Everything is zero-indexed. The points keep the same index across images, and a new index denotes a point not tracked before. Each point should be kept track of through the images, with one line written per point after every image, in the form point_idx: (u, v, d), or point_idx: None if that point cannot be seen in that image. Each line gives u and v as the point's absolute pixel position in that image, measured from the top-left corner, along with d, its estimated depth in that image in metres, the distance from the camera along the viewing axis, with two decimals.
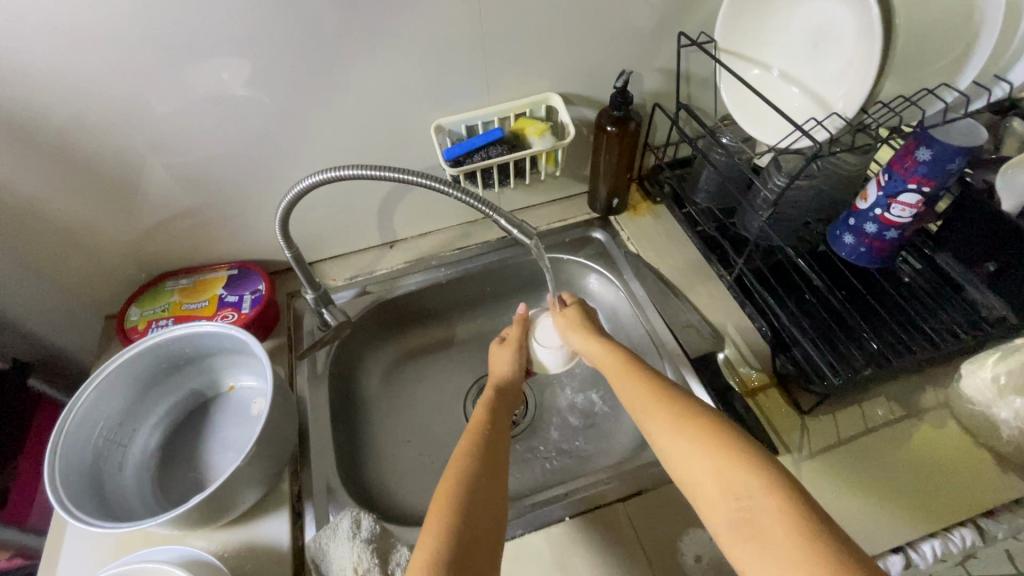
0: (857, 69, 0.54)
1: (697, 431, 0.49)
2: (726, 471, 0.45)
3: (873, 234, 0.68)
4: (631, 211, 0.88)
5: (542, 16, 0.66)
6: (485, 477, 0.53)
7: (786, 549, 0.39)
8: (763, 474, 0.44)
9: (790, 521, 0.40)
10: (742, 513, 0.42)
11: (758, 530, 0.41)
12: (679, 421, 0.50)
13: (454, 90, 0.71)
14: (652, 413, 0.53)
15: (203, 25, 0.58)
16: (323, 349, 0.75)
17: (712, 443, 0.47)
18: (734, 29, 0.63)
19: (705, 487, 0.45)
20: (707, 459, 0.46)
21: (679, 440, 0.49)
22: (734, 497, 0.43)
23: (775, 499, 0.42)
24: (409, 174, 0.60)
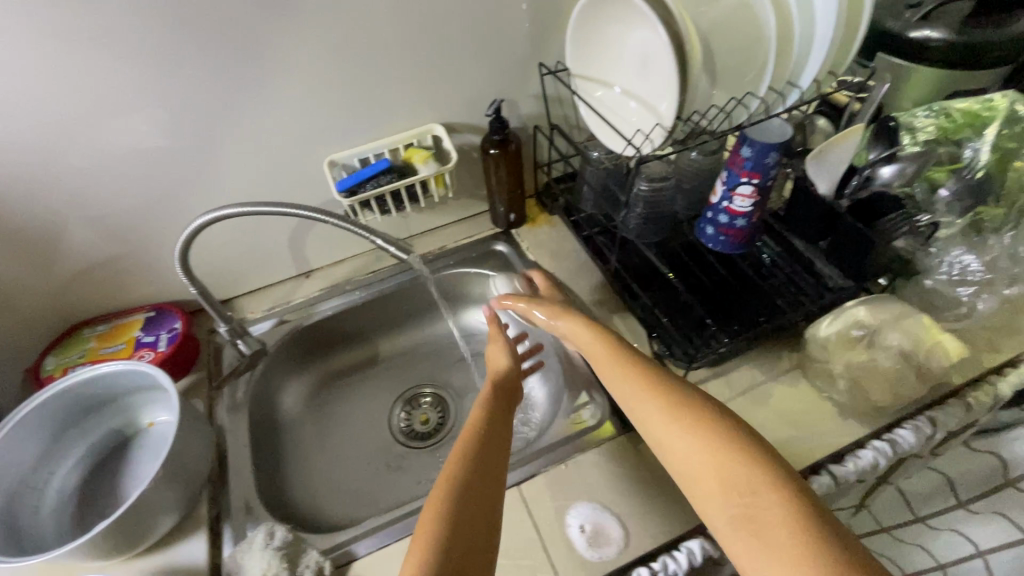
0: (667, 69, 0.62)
1: (700, 426, 0.49)
2: (735, 470, 0.45)
3: (725, 224, 0.77)
4: (530, 223, 0.96)
5: (414, 58, 0.75)
6: (481, 475, 0.51)
7: (791, 548, 0.41)
8: (767, 473, 0.45)
9: (797, 523, 0.42)
10: (743, 509, 0.44)
11: (761, 529, 0.43)
12: (677, 412, 0.50)
13: (344, 127, 0.78)
14: (645, 402, 0.53)
15: (97, 90, 0.64)
16: (241, 378, 0.80)
17: (717, 441, 0.47)
18: (577, 59, 0.72)
19: (705, 481, 0.46)
20: (710, 456, 0.47)
21: (681, 435, 0.49)
22: (736, 493, 0.45)
23: (781, 499, 0.43)
24: (288, 208, 0.66)
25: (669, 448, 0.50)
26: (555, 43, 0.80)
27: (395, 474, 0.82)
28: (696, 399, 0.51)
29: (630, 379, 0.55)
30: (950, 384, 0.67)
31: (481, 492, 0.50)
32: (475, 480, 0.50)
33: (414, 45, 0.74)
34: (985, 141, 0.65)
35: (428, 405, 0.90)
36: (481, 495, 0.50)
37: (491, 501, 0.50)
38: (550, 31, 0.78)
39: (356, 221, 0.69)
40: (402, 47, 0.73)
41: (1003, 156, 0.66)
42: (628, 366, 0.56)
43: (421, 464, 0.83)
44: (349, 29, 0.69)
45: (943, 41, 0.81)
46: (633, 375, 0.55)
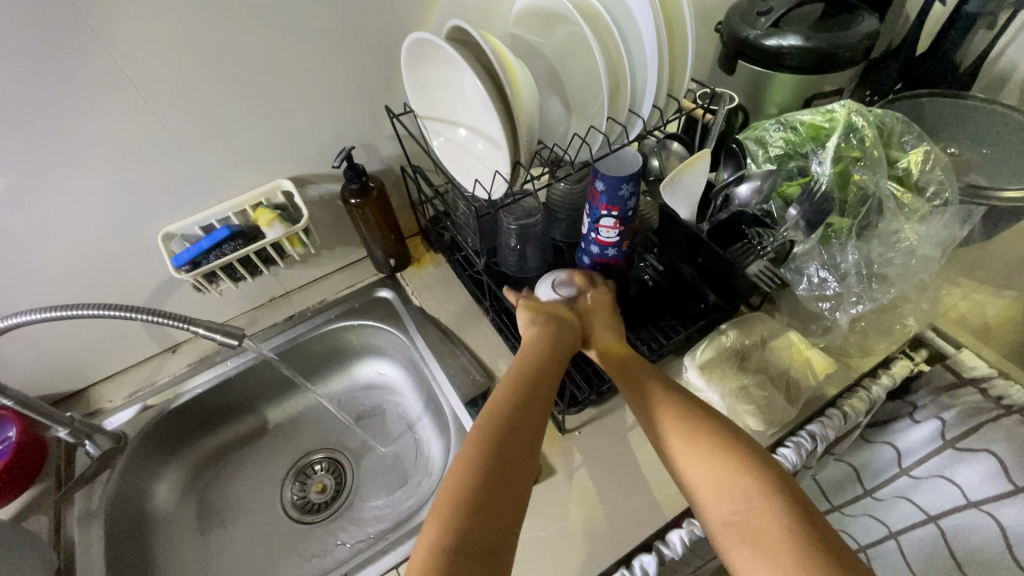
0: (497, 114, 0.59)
1: (698, 432, 0.49)
2: (730, 472, 0.45)
3: (598, 254, 0.75)
4: (414, 265, 0.91)
5: (244, 115, 0.69)
6: (505, 456, 0.47)
7: (778, 552, 0.40)
8: (761, 478, 0.44)
9: (785, 527, 0.41)
10: (741, 515, 0.43)
11: (753, 533, 0.42)
12: (682, 415, 0.51)
13: (178, 194, 0.72)
14: (645, 408, 0.54)
15: None
16: (94, 483, 0.71)
17: (720, 444, 0.47)
18: (417, 101, 0.68)
19: (705, 488, 0.46)
20: (709, 459, 0.47)
21: (686, 440, 0.49)
22: (736, 499, 0.44)
23: (770, 503, 0.43)
24: (87, 309, 0.58)
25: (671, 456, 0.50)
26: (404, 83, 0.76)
27: (286, 557, 0.76)
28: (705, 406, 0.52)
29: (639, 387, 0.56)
30: (825, 396, 0.67)
31: (507, 479, 0.46)
32: (492, 455, 0.47)
33: (240, 102, 0.68)
34: (826, 156, 0.65)
35: (323, 472, 0.85)
36: (508, 483, 0.46)
37: (514, 474, 0.47)
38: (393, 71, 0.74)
39: (168, 310, 0.62)
40: (228, 105, 0.67)
41: (844, 168, 0.65)
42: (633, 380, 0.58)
43: (316, 541, 0.78)
44: (158, 94, 0.62)
45: (794, 48, 0.81)
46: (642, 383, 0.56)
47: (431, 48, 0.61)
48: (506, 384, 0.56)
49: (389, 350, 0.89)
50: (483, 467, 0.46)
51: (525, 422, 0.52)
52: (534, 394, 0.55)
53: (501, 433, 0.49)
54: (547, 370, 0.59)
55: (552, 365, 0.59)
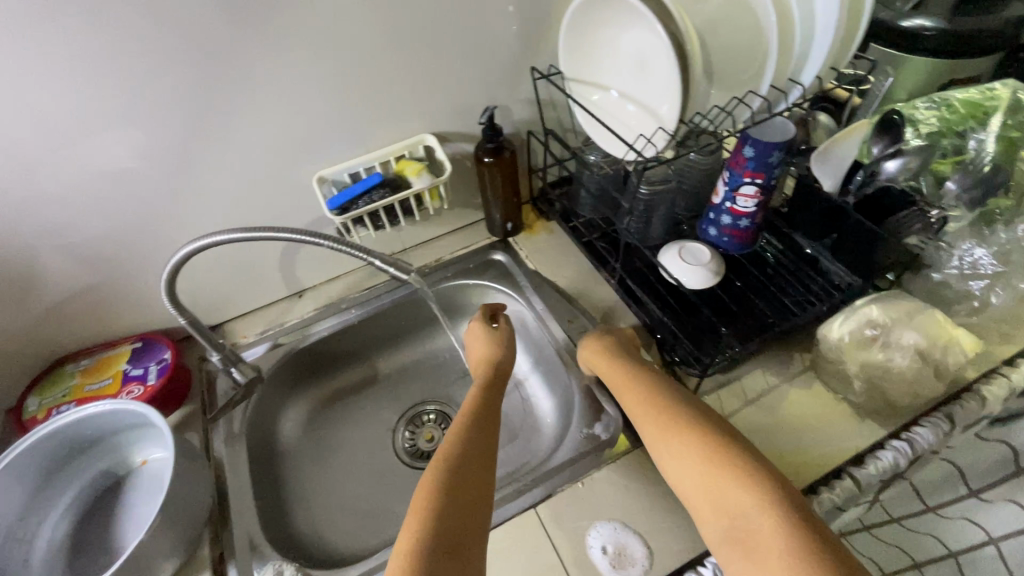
0: (670, 78, 0.61)
1: (692, 445, 0.51)
2: (725, 481, 0.47)
3: (729, 224, 0.76)
4: (527, 231, 0.93)
5: (402, 68, 0.73)
6: (470, 466, 0.52)
7: (776, 561, 0.41)
8: (758, 484, 0.45)
9: (783, 534, 0.42)
10: (737, 529, 0.44)
11: (752, 543, 0.43)
12: (674, 430, 0.53)
13: (332, 142, 0.76)
14: (645, 421, 0.56)
15: (67, 121, 0.61)
16: (238, 407, 0.76)
17: (714, 454, 0.49)
18: (572, 62, 0.69)
19: (702, 502, 0.48)
20: (707, 480, 0.48)
21: (680, 450, 0.51)
22: (731, 512, 0.45)
23: (770, 517, 0.43)
24: (278, 233, 0.63)
25: (671, 467, 0.52)
26: (546, 47, 0.79)
27: (401, 498, 0.79)
28: (700, 414, 0.54)
29: (644, 405, 0.58)
30: (964, 378, 0.66)
31: (472, 485, 0.50)
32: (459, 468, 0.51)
33: (400, 55, 0.71)
34: (991, 132, 0.67)
35: (433, 423, 0.88)
36: (471, 488, 0.50)
37: (475, 484, 0.50)
38: (540, 34, 0.76)
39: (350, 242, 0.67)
40: (390, 57, 0.71)
41: (1009, 145, 0.67)
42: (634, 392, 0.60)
43: None
44: (336, 41, 0.67)
45: (937, 30, 0.80)
46: (641, 396, 0.59)
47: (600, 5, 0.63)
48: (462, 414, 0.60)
49: None
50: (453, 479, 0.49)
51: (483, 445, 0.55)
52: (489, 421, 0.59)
53: (463, 451, 0.53)
54: (491, 403, 0.63)
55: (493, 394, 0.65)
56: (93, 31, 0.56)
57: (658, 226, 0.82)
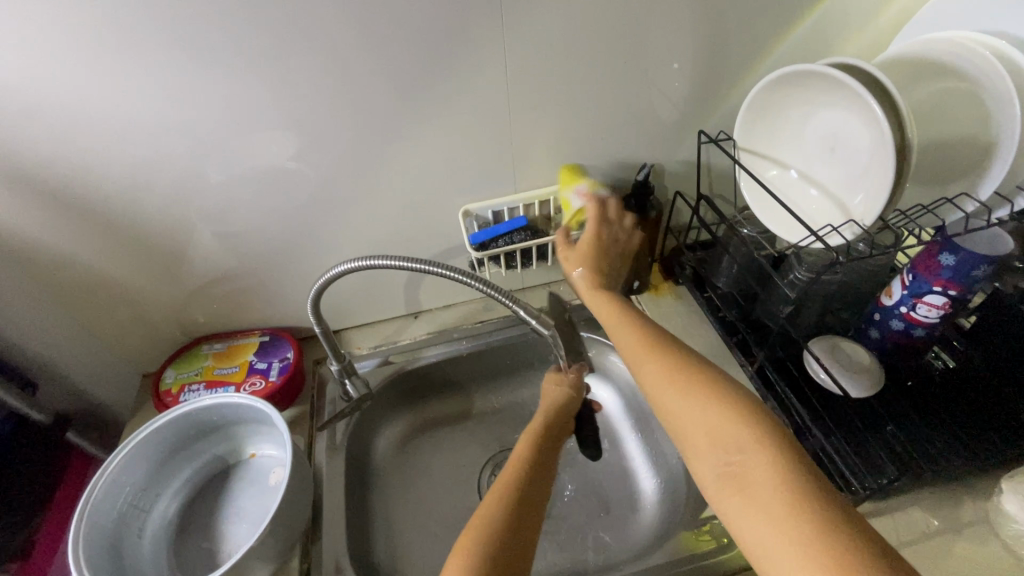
0: (875, 173, 0.56)
1: (690, 384, 0.50)
2: (725, 426, 0.46)
3: (898, 331, 0.67)
4: (652, 290, 0.89)
5: (568, 116, 0.72)
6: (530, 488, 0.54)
7: (771, 502, 0.40)
8: (754, 426, 0.45)
9: (778, 474, 0.41)
10: (732, 467, 0.44)
11: (746, 483, 0.42)
12: (672, 370, 0.53)
13: (484, 178, 0.77)
14: (647, 366, 0.55)
15: (251, 125, 0.64)
16: (343, 420, 0.76)
17: (718, 400, 0.48)
18: (752, 131, 0.65)
19: (697, 440, 0.47)
20: (704, 420, 0.47)
21: (675, 394, 0.51)
22: (726, 451, 0.45)
23: (764, 456, 0.43)
24: (435, 268, 0.60)
25: (665, 412, 0.51)
26: (718, 111, 0.75)
27: None
28: (689, 362, 0.53)
29: (641, 345, 0.57)
30: None
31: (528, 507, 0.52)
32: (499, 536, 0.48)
33: (571, 105, 0.71)
34: None
35: None
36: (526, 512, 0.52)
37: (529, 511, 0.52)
38: (713, 100, 0.74)
39: (498, 286, 0.66)
40: (560, 105, 0.71)
41: None
42: (632, 330, 0.60)
43: None
44: (515, 85, 0.68)
45: None
46: (638, 341, 0.58)
47: (799, 82, 0.59)
48: (508, 471, 0.56)
49: (608, 371, 0.87)
50: (488, 549, 0.47)
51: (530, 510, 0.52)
52: (539, 480, 0.56)
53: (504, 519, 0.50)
54: (542, 459, 0.60)
55: (546, 451, 0.61)
56: (303, 54, 0.60)
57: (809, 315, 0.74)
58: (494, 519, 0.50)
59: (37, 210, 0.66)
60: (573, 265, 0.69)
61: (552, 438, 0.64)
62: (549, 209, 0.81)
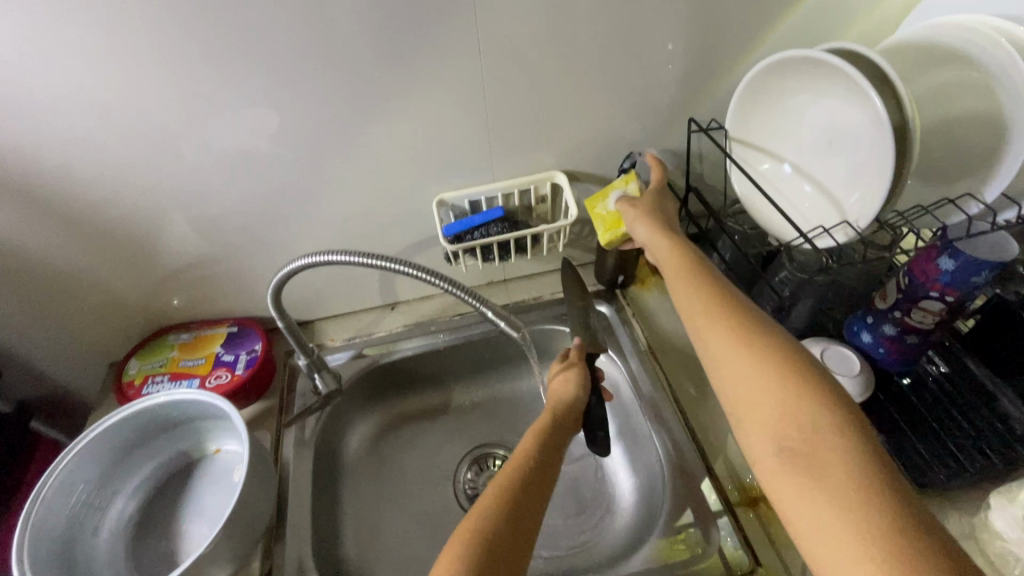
0: (873, 171, 0.52)
1: (759, 352, 0.46)
2: (795, 405, 0.42)
3: (891, 336, 0.64)
4: (638, 284, 0.86)
5: (551, 102, 0.68)
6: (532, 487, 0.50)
7: (838, 490, 0.38)
8: (828, 414, 0.41)
9: (855, 471, 0.38)
10: (797, 448, 0.41)
11: (813, 469, 0.39)
12: (740, 336, 0.47)
13: (461, 165, 0.72)
14: (709, 326, 0.50)
15: (207, 110, 0.60)
16: (312, 415, 0.74)
17: (789, 374, 0.43)
18: (744, 122, 0.61)
19: (761, 412, 0.43)
20: (774, 395, 0.43)
21: (743, 362, 0.46)
22: (795, 429, 0.41)
23: (837, 442, 0.40)
24: (397, 264, 0.56)
25: (727, 378, 0.47)
26: (710, 97, 0.71)
27: None
28: (757, 324, 0.48)
29: (703, 304, 0.51)
30: None
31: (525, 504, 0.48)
32: (503, 532, 0.45)
33: (555, 89, 0.67)
34: None
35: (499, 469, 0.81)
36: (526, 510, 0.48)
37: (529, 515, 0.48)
38: (706, 86, 0.69)
39: (463, 285, 0.64)
40: (542, 90, 0.66)
41: None
42: (689, 287, 0.54)
43: None
44: (490, 68, 0.63)
45: None
46: (703, 300, 0.52)
47: (795, 67, 0.54)
48: (511, 462, 0.53)
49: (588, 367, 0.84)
50: (493, 547, 0.44)
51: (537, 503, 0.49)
52: (545, 471, 0.53)
53: (507, 514, 0.47)
54: (549, 446, 0.56)
55: (555, 441, 0.58)
56: (260, 32, 0.55)
57: (798, 317, 0.71)
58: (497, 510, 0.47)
59: None
60: (630, 219, 0.65)
61: (562, 437, 0.59)
62: (530, 198, 0.77)
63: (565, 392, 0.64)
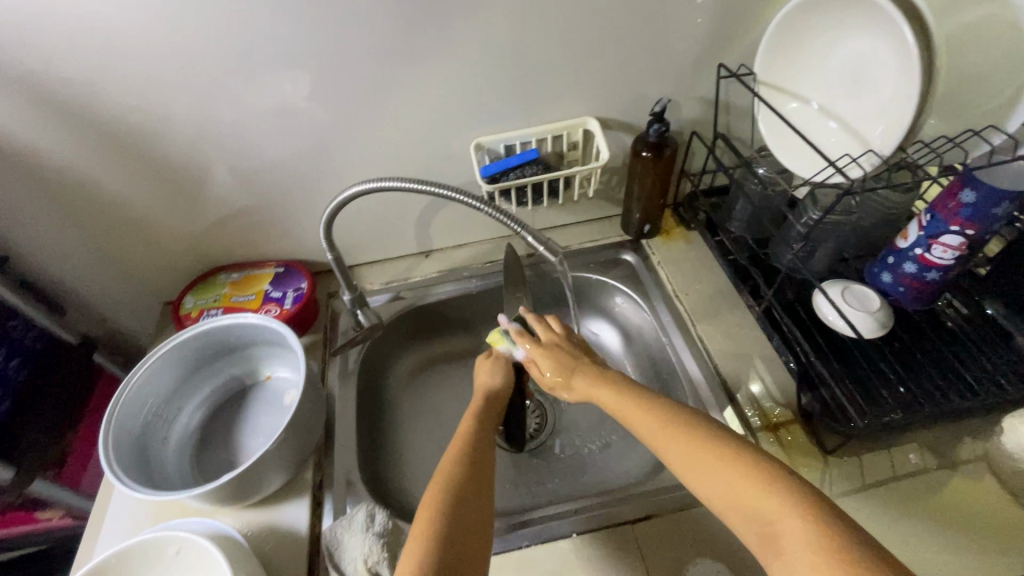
0: (898, 101, 0.54)
1: (695, 439, 0.48)
2: (736, 476, 0.44)
3: (911, 274, 0.66)
4: (664, 235, 0.88)
5: (586, 47, 0.70)
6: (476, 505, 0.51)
7: (799, 545, 0.38)
8: (775, 485, 0.42)
9: (811, 531, 0.38)
10: (755, 521, 0.42)
11: (784, 546, 0.39)
12: (676, 429, 0.50)
13: (497, 112, 0.75)
14: (650, 427, 0.51)
15: (260, 52, 0.63)
16: (355, 348, 0.79)
17: (724, 450, 0.46)
18: (773, 63, 0.64)
19: (716, 497, 0.45)
20: (718, 475, 0.45)
21: (686, 447, 0.48)
22: (746, 506, 0.43)
23: (784, 503, 0.41)
24: (444, 190, 0.60)
25: (678, 466, 0.48)
26: (741, 44, 0.72)
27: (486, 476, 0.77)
28: (688, 414, 0.51)
29: (636, 406, 0.54)
30: None
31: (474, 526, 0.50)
32: (455, 537, 0.48)
33: (590, 34, 0.69)
34: None
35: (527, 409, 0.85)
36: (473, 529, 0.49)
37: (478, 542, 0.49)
38: (738, 31, 0.70)
39: (508, 211, 0.63)
40: (578, 35, 0.69)
41: None
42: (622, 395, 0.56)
43: (514, 470, 0.78)
44: (530, 11, 0.65)
45: None
46: (634, 404, 0.54)
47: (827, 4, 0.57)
48: (451, 452, 0.57)
49: (614, 314, 0.88)
50: (447, 546, 0.47)
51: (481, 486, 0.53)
52: (483, 460, 0.57)
53: (457, 504, 0.50)
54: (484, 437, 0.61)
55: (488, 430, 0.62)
56: None
57: (820, 259, 0.73)
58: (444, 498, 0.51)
59: (55, 131, 0.66)
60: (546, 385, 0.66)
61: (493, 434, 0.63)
62: (562, 144, 0.81)
63: (489, 381, 0.70)
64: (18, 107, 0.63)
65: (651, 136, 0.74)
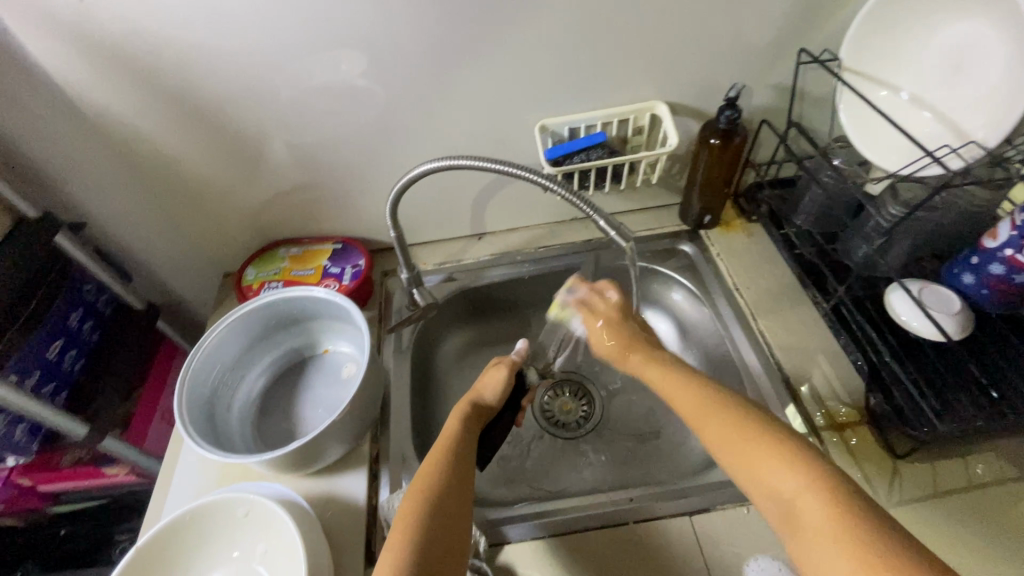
0: (1009, 87, 0.52)
1: (736, 424, 0.47)
2: (771, 462, 0.43)
3: (997, 276, 0.62)
4: (723, 226, 0.86)
5: (661, 28, 0.68)
6: (452, 499, 0.51)
7: (821, 534, 0.38)
8: (795, 464, 0.42)
9: (826, 505, 0.39)
10: (785, 505, 0.41)
11: (804, 527, 0.39)
12: (721, 409, 0.49)
13: (563, 93, 0.74)
14: (693, 411, 0.51)
15: (335, 25, 0.63)
16: (409, 326, 0.80)
17: (763, 437, 0.45)
18: (863, 48, 0.61)
19: (751, 481, 0.44)
20: (754, 459, 0.44)
21: (725, 429, 0.47)
22: (778, 491, 0.42)
23: (813, 494, 0.40)
24: (516, 168, 0.60)
25: (716, 447, 0.48)
26: (825, 28, 0.69)
27: (533, 460, 0.77)
28: (731, 399, 0.50)
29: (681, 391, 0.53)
30: None
31: (449, 522, 0.50)
32: (431, 530, 0.48)
33: (667, 13, 0.66)
34: None
35: (575, 397, 0.84)
36: (450, 525, 0.49)
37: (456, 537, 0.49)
38: (824, 13, 0.67)
39: (580, 194, 0.62)
40: (655, 15, 0.66)
41: None
42: (669, 381, 0.55)
43: (563, 455, 0.78)
44: None
45: None
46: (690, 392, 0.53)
47: None
48: (435, 452, 0.57)
49: (668, 305, 0.86)
50: (426, 539, 0.47)
51: (460, 493, 0.53)
52: (463, 467, 0.56)
53: (434, 514, 0.49)
54: (467, 440, 0.60)
55: (474, 435, 0.61)
56: None
57: (895, 257, 0.70)
58: (420, 508, 0.50)
59: (133, 101, 0.67)
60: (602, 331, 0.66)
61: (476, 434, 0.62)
62: (627, 129, 0.79)
63: (482, 390, 0.67)
64: (99, 77, 0.65)
65: (721, 122, 0.72)
